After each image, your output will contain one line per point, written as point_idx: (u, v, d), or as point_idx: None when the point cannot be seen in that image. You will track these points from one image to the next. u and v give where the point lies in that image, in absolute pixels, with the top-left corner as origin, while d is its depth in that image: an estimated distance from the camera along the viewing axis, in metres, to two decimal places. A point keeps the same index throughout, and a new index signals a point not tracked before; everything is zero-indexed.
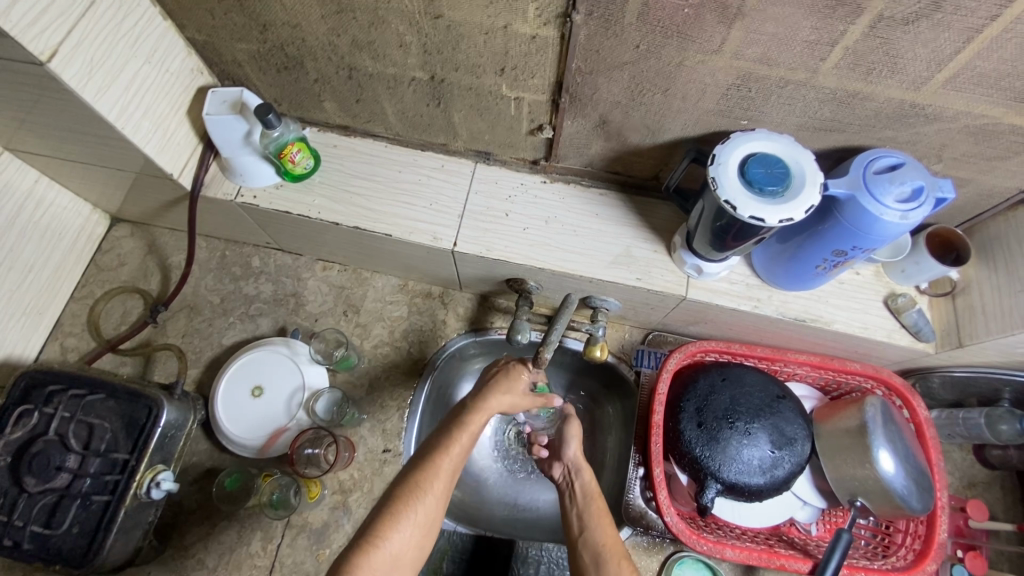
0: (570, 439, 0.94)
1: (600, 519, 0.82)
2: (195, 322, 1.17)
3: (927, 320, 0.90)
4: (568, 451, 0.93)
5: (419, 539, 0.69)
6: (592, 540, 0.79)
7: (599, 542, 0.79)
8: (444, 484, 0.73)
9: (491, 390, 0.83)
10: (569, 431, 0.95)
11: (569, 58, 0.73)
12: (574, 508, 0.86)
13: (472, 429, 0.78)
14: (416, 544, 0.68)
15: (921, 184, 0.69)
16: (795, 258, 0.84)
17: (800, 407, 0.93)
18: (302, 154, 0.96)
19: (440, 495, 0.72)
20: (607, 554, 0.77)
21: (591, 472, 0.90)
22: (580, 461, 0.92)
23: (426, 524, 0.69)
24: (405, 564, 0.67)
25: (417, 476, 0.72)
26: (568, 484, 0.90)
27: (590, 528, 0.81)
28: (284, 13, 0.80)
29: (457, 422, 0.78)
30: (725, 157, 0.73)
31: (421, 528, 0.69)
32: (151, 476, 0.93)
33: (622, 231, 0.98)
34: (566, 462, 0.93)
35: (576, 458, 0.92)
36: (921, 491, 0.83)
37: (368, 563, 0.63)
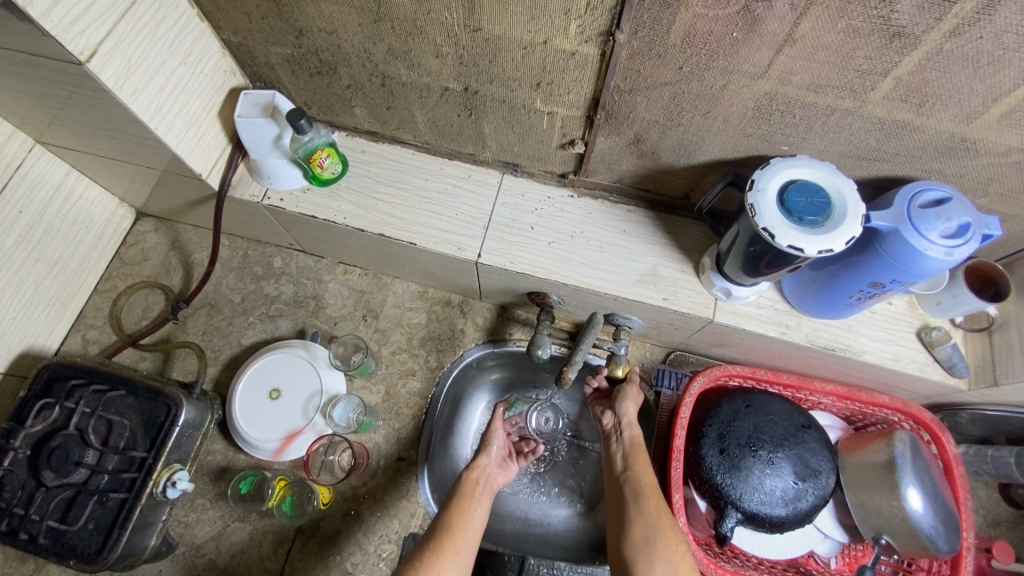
0: (627, 398, 0.95)
1: (646, 465, 0.85)
2: (214, 320, 1.17)
3: (961, 355, 0.88)
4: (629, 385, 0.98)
5: None
6: (639, 488, 0.81)
7: (641, 480, 0.82)
8: (462, 552, 0.76)
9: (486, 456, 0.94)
10: (627, 391, 0.96)
11: (608, 76, 0.72)
12: (618, 453, 0.89)
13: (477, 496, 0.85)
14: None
15: (968, 221, 0.67)
16: (827, 287, 0.82)
17: (825, 438, 0.91)
18: (330, 159, 0.96)
19: (461, 559, 0.75)
20: (649, 492, 0.81)
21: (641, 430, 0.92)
22: (633, 416, 0.93)
23: None
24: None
25: (436, 542, 0.76)
26: (615, 430, 0.93)
27: (635, 468, 0.85)
28: (322, 20, 0.79)
29: (459, 491, 0.85)
30: (764, 183, 0.71)
31: None
32: (168, 475, 0.93)
33: (649, 250, 0.97)
34: (617, 414, 0.94)
35: (631, 413, 0.93)
36: (949, 531, 0.81)
37: None
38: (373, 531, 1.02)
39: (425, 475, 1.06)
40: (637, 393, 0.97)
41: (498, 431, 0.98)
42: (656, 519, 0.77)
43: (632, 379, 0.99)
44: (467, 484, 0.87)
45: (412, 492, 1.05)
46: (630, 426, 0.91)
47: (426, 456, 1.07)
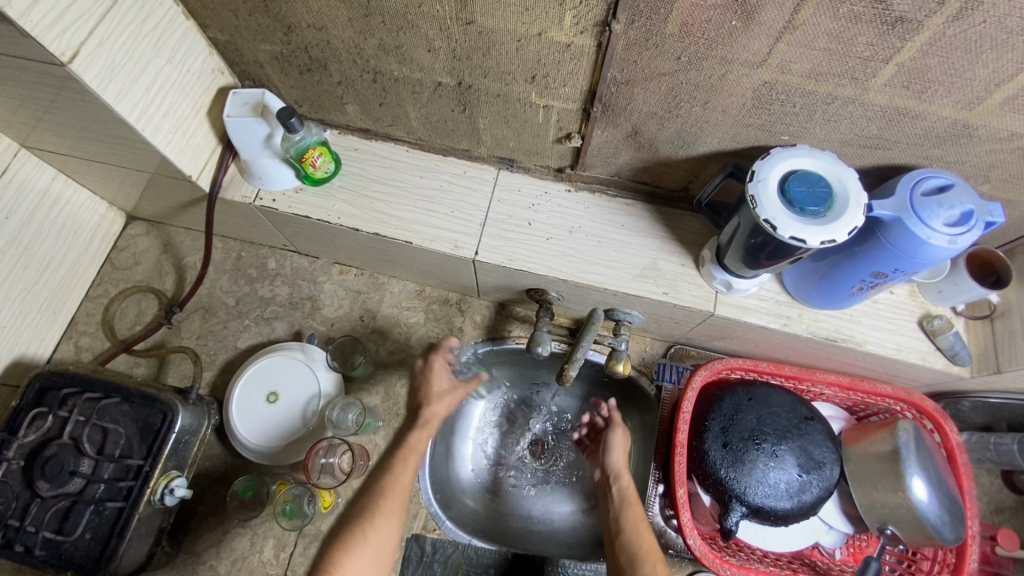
0: (614, 447, 0.99)
1: (638, 524, 0.87)
2: (209, 324, 1.15)
3: (963, 343, 0.87)
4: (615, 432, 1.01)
5: (373, 559, 0.76)
6: (631, 547, 0.84)
7: (636, 545, 0.84)
8: (395, 511, 0.82)
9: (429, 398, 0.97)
10: (613, 441, 1.00)
11: (604, 67, 0.71)
12: (612, 512, 0.91)
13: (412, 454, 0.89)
14: (371, 565, 0.76)
15: (971, 208, 0.66)
16: (829, 278, 0.81)
17: (828, 429, 0.91)
18: (323, 158, 0.94)
19: (394, 518, 0.81)
20: (644, 558, 0.82)
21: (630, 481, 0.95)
22: (620, 467, 0.97)
23: (378, 544, 0.78)
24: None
25: (372, 506, 0.81)
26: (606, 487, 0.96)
27: (628, 530, 0.86)
28: (310, 15, 0.77)
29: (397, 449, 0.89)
30: (764, 174, 0.70)
31: (374, 547, 0.77)
32: (165, 482, 0.92)
33: (648, 244, 0.96)
34: (605, 466, 0.97)
35: (619, 467, 0.96)
36: (954, 520, 0.81)
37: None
38: None
39: (426, 475, 1.05)
40: (624, 442, 1.00)
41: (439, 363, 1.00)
42: None
43: (615, 423, 1.03)
44: (405, 441, 0.91)
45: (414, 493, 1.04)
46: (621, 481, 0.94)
47: (427, 457, 1.06)
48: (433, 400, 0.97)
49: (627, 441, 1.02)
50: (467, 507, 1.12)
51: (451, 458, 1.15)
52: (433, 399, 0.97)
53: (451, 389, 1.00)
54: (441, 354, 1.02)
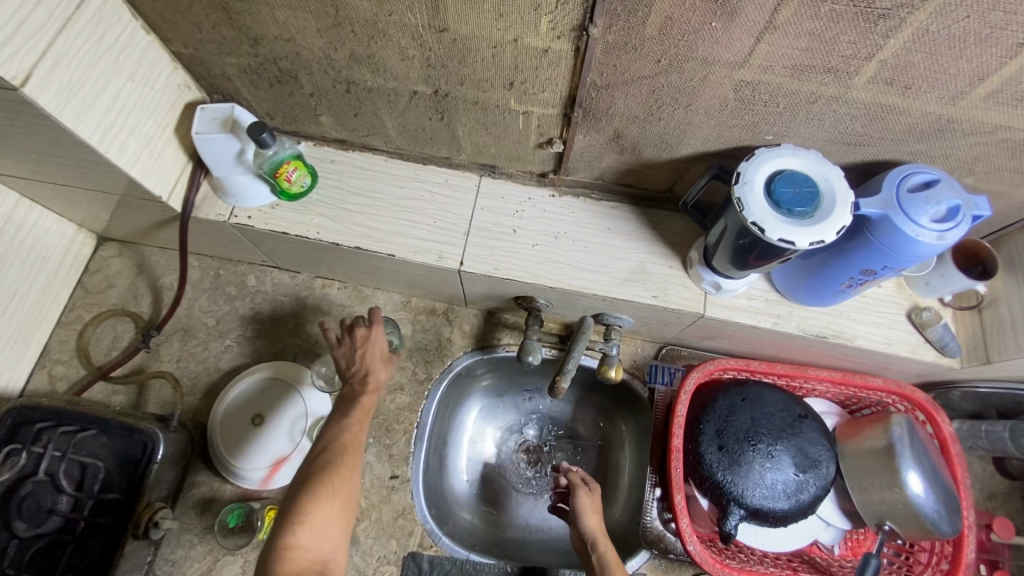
0: (586, 511, 0.86)
1: None
2: (189, 346, 1.12)
3: (953, 335, 0.87)
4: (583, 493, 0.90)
5: (340, 508, 0.77)
6: None
7: None
8: (355, 462, 0.82)
9: (370, 363, 0.92)
10: (581, 504, 0.87)
11: (583, 72, 0.69)
12: None
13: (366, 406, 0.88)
14: (340, 511, 0.77)
15: (957, 203, 0.65)
16: (818, 275, 0.80)
17: (823, 427, 0.90)
18: (298, 172, 0.91)
19: (355, 469, 0.82)
20: None
21: (609, 545, 0.82)
22: (597, 531, 0.84)
23: (344, 494, 0.78)
24: (334, 528, 0.75)
25: (334, 460, 0.80)
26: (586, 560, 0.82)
27: None
28: (276, 27, 0.74)
29: (353, 403, 0.87)
30: (750, 176, 0.69)
31: (341, 497, 0.78)
32: (149, 514, 0.90)
33: (635, 247, 0.95)
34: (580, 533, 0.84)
35: (594, 529, 0.84)
36: (950, 513, 0.81)
37: (304, 529, 0.72)
38: (371, 553, 0.99)
39: (419, 491, 1.03)
40: (595, 502, 0.89)
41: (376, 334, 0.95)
42: None
43: (581, 485, 0.91)
44: (357, 400, 0.88)
45: (408, 510, 1.02)
46: (599, 548, 0.82)
47: (420, 472, 1.05)
48: (380, 366, 0.92)
49: (597, 499, 0.90)
50: (464, 521, 1.10)
51: (446, 472, 1.13)
52: (377, 366, 0.92)
53: (388, 357, 0.95)
54: (376, 324, 0.95)
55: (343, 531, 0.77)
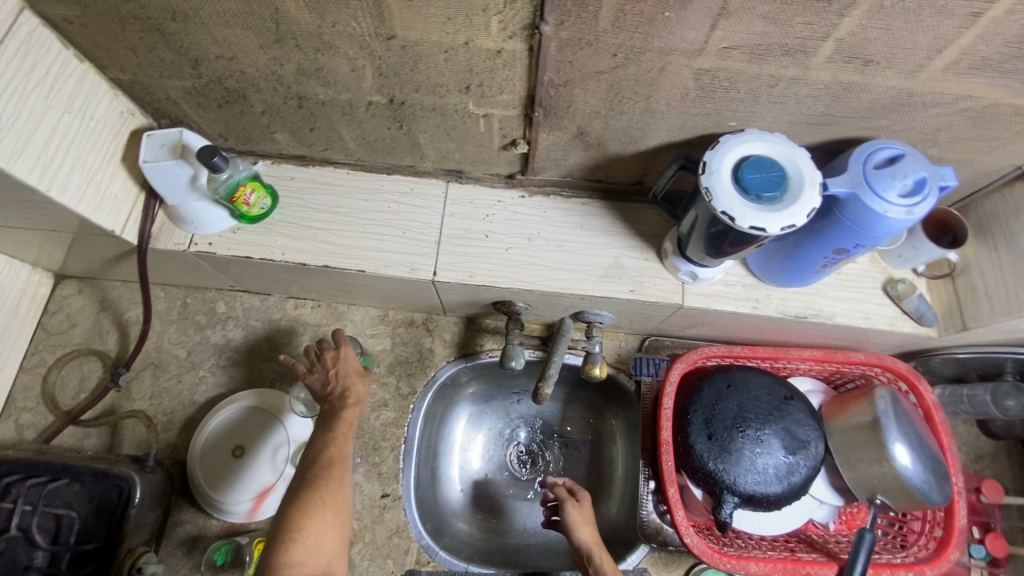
0: (577, 524, 0.86)
1: None
2: (161, 381, 1.08)
3: (928, 304, 0.88)
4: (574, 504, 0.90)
5: (335, 520, 0.76)
6: None
7: None
8: (344, 473, 0.81)
9: (347, 378, 0.90)
10: (572, 517, 0.87)
11: (540, 71, 0.67)
12: None
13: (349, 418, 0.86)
14: (335, 524, 0.76)
15: (924, 176, 0.65)
16: (792, 257, 0.80)
17: (809, 406, 0.90)
18: (256, 194, 0.89)
19: (345, 479, 0.81)
20: None
21: (606, 556, 0.83)
22: (592, 543, 0.84)
23: (338, 505, 0.78)
24: (330, 540, 0.75)
25: (321, 474, 0.79)
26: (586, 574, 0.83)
27: None
28: (217, 46, 0.71)
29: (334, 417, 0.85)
30: (717, 165, 0.68)
31: (335, 510, 0.77)
32: (132, 560, 0.86)
33: (609, 242, 0.94)
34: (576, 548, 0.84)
35: (588, 541, 0.84)
36: (939, 482, 0.81)
37: (300, 545, 0.71)
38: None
39: (412, 508, 1.01)
40: (586, 510, 0.89)
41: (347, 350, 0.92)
42: None
43: (568, 496, 0.90)
44: (338, 415, 0.86)
45: (403, 528, 1.00)
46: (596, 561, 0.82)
47: (411, 488, 1.02)
48: (357, 381, 0.90)
49: (589, 505, 0.90)
50: (460, 531, 1.09)
51: (439, 484, 1.12)
52: (354, 381, 0.90)
53: (365, 372, 0.92)
54: (344, 344, 0.93)
55: (341, 541, 0.77)
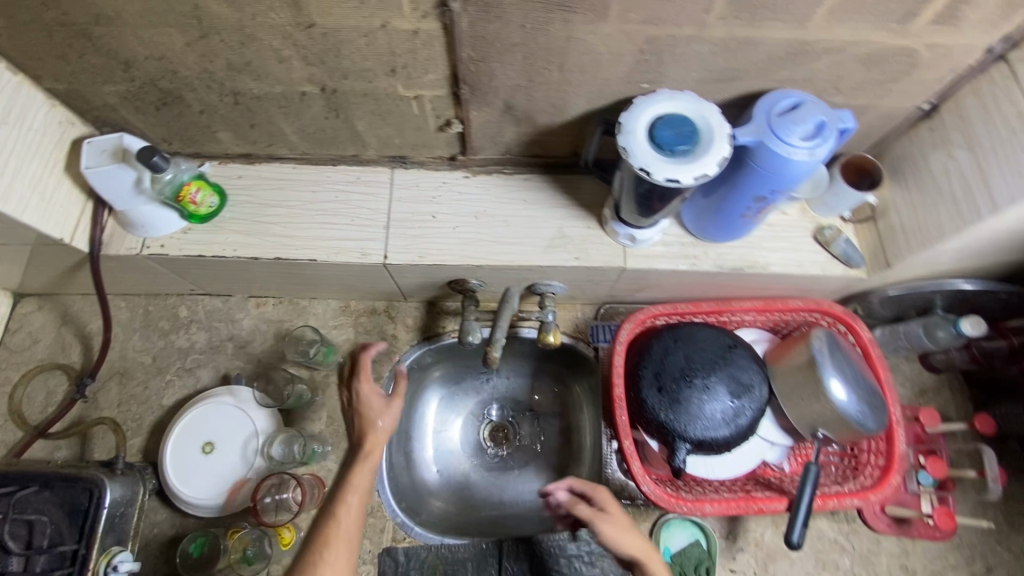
0: (621, 539, 0.82)
1: None
2: (128, 388, 1.09)
3: (855, 247, 0.93)
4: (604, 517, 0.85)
5: None
6: None
7: None
8: (347, 536, 0.78)
9: (369, 417, 0.91)
10: (608, 530, 0.83)
11: (457, 47, 0.70)
12: None
13: (365, 466, 0.86)
14: None
15: (823, 119, 0.70)
16: (721, 210, 0.85)
17: (752, 353, 0.95)
18: (202, 192, 0.91)
19: (347, 543, 0.78)
20: None
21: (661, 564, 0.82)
22: (643, 553, 0.82)
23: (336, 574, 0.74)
24: None
25: (318, 540, 0.77)
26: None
27: None
28: (144, 47, 0.73)
29: (349, 470, 0.85)
30: (632, 125, 0.72)
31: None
32: (107, 560, 0.87)
33: (552, 214, 0.98)
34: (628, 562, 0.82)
35: (640, 552, 0.82)
36: (875, 410, 0.86)
37: None
38: None
39: (386, 488, 1.04)
40: (618, 518, 0.85)
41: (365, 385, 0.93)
42: None
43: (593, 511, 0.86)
44: (356, 463, 0.86)
45: (378, 508, 1.03)
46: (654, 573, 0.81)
47: (383, 470, 1.05)
48: (381, 416, 0.91)
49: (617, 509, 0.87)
50: (435, 508, 1.12)
51: (414, 465, 1.15)
52: (378, 421, 0.91)
53: (392, 400, 0.93)
54: (367, 374, 0.94)
55: None
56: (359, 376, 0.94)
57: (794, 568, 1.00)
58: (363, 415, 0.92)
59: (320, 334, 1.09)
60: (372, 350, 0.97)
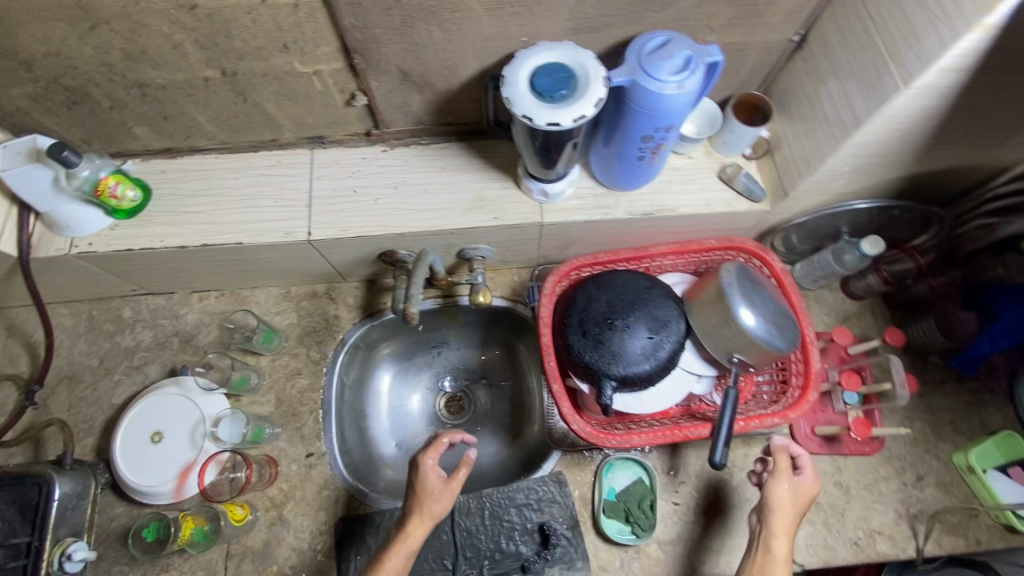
0: (778, 498, 0.88)
1: None
2: (78, 391, 1.11)
3: (756, 182, 0.98)
4: (772, 497, 0.88)
5: None
6: None
7: None
8: None
9: (427, 495, 0.88)
10: (772, 490, 0.89)
11: (338, 16, 0.74)
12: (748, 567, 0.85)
13: (409, 539, 0.85)
14: None
15: (689, 54, 0.74)
16: (619, 155, 0.89)
17: (669, 291, 0.99)
18: (122, 186, 0.93)
19: None
20: None
21: (781, 543, 0.85)
22: (776, 528, 0.86)
23: None
24: None
25: None
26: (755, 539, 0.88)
27: None
28: (39, 44, 0.76)
29: (393, 536, 0.86)
30: (513, 77, 0.76)
31: None
32: (61, 550, 0.91)
33: (470, 178, 1.01)
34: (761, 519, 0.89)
35: (773, 525, 0.86)
36: (783, 332, 0.90)
37: None
38: (303, 530, 1.02)
39: (338, 462, 1.07)
40: (798, 488, 0.89)
41: (427, 468, 0.90)
42: None
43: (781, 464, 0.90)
44: (403, 529, 0.86)
45: (331, 481, 1.06)
46: (767, 543, 0.85)
47: (334, 445, 1.08)
48: (439, 497, 0.88)
49: (804, 489, 0.89)
50: (389, 478, 1.15)
51: (370, 440, 1.18)
52: (434, 504, 0.88)
53: (449, 489, 0.89)
54: (431, 455, 0.91)
55: None
56: (422, 463, 0.91)
57: (734, 495, 1.05)
58: (419, 493, 0.89)
59: (261, 320, 1.12)
60: (455, 436, 0.95)
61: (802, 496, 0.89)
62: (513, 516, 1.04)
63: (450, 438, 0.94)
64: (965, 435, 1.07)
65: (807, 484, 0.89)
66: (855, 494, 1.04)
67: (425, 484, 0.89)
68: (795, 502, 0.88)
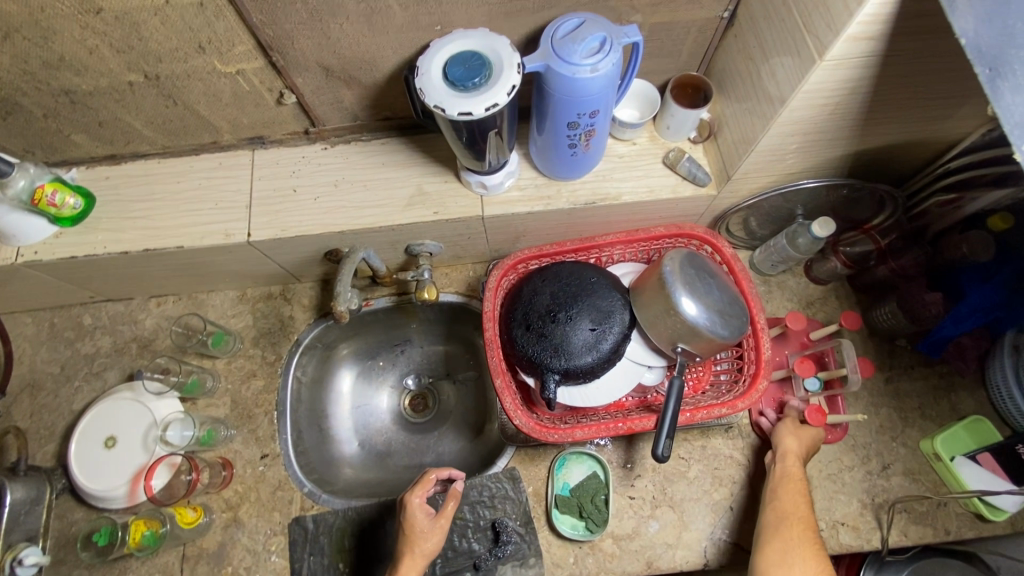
0: (788, 432, 0.96)
1: (790, 493, 0.89)
2: (39, 399, 1.12)
3: (699, 165, 0.95)
4: (779, 440, 0.96)
5: None
6: (780, 509, 0.87)
7: (785, 509, 0.87)
8: None
9: (416, 534, 0.88)
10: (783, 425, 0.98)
11: (245, 13, 0.73)
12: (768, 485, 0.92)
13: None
14: None
15: (603, 36, 0.72)
16: (550, 144, 0.86)
17: (613, 281, 0.97)
18: (59, 194, 0.94)
19: None
20: (788, 519, 0.86)
21: (795, 460, 0.93)
22: (789, 448, 0.94)
23: None
24: None
25: None
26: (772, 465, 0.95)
27: (775, 496, 0.90)
28: None
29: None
30: (426, 67, 0.74)
31: None
32: (12, 556, 0.92)
33: (410, 173, 1.00)
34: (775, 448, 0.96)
35: (786, 447, 0.94)
36: (726, 319, 0.88)
37: None
38: (256, 531, 1.02)
39: (292, 463, 1.07)
40: (803, 430, 0.96)
41: (414, 507, 0.89)
42: (796, 548, 0.82)
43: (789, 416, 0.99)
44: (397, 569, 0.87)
45: (284, 482, 1.06)
46: (781, 460, 0.93)
47: (289, 446, 1.08)
48: (429, 536, 0.88)
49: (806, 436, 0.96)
50: (345, 476, 1.15)
51: (329, 440, 1.18)
52: (424, 543, 0.88)
53: (439, 527, 0.89)
54: (417, 494, 0.90)
55: None
56: (409, 501, 0.90)
57: (692, 488, 1.02)
58: (408, 532, 0.89)
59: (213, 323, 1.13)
60: (445, 470, 0.94)
61: (808, 439, 0.96)
62: (470, 515, 1.02)
63: (438, 474, 0.93)
64: (935, 421, 1.03)
65: (811, 428, 0.97)
66: (818, 484, 1.01)
67: (414, 523, 0.88)
68: (802, 445, 0.95)
